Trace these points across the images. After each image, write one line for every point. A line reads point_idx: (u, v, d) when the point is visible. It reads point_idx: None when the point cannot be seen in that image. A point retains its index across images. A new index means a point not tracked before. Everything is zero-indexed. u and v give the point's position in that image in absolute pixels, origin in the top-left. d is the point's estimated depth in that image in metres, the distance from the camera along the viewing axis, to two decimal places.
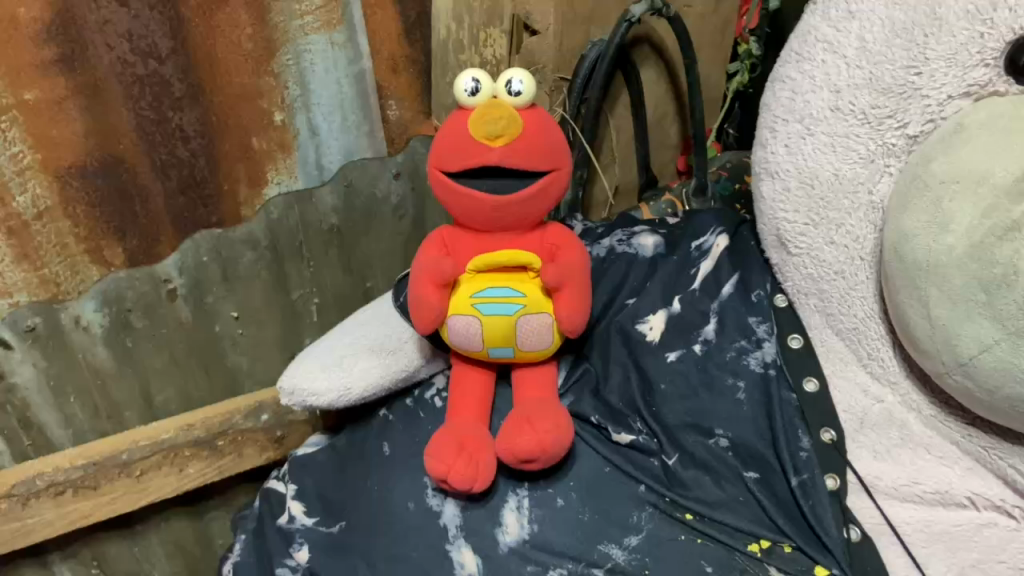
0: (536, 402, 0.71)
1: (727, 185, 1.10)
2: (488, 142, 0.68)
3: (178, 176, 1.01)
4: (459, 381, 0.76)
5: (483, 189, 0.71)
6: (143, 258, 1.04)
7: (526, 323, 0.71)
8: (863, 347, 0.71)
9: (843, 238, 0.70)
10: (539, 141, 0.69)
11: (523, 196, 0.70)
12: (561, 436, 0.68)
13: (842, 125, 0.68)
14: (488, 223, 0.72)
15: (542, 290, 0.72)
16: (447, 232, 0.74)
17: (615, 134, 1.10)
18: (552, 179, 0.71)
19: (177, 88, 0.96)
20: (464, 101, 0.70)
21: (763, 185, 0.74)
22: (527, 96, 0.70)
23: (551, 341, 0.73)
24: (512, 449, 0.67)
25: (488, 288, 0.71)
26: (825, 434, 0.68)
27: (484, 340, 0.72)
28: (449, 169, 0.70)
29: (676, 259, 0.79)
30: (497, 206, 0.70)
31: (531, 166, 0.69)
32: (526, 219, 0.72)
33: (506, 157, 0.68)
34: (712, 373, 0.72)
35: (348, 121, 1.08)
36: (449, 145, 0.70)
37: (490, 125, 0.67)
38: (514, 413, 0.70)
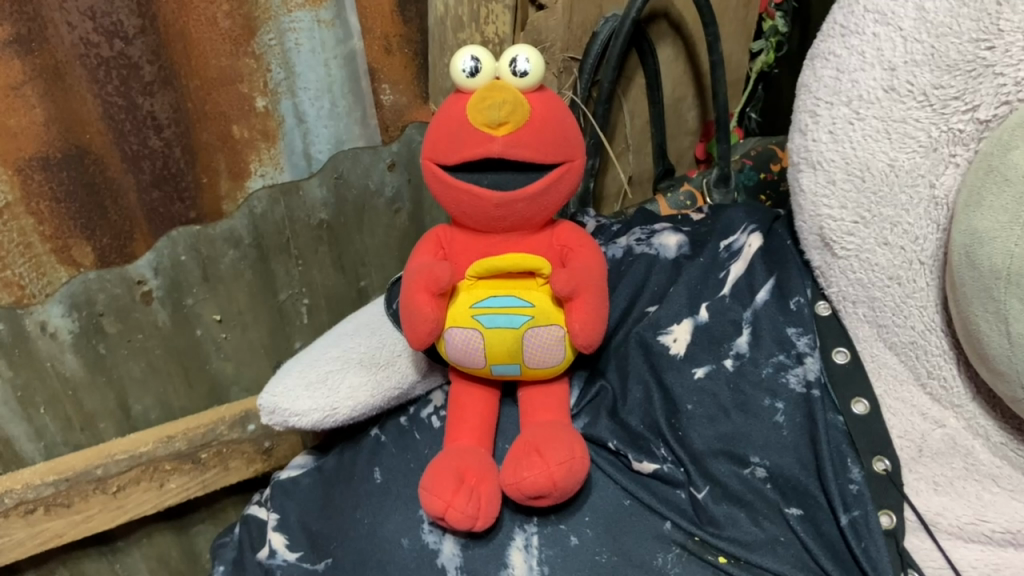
0: (546, 426, 0.62)
1: (752, 175, 1.01)
2: (489, 130, 0.59)
3: (151, 168, 0.92)
4: (458, 400, 0.67)
5: (484, 184, 0.62)
6: (115, 258, 0.95)
7: (535, 337, 0.62)
8: (922, 364, 0.62)
9: (898, 238, 0.61)
10: (548, 130, 0.60)
11: (530, 193, 0.61)
12: (575, 468, 0.59)
13: (898, 109, 0.59)
14: (490, 222, 0.63)
15: (552, 298, 0.63)
16: (444, 232, 0.67)
17: (629, 119, 1.01)
18: (562, 173, 0.62)
19: (146, 71, 0.86)
20: (462, 83, 0.61)
21: (803, 178, 0.65)
22: (535, 78, 0.61)
23: (562, 357, 0.64)
24: (521, 482, 0.59)
25: (490, 297, 0.62)
26: (878, 463, 0.60)
27: (485, 356, 0.63)
28: (446, 161, 0.61)
29: (703, 261, 0.70)
30: (500, 203, 0.61)
31: (539, 158, 0.60)
32: (533, 217, 0.63)
33: (511, 148, 0.59)
34: (746, 393, 0.64)
35: (337, 107, 0.99)
36: (445, 135, 0.61)
37: (491, 111, 0.58)
38: (521, 439, 0.62)
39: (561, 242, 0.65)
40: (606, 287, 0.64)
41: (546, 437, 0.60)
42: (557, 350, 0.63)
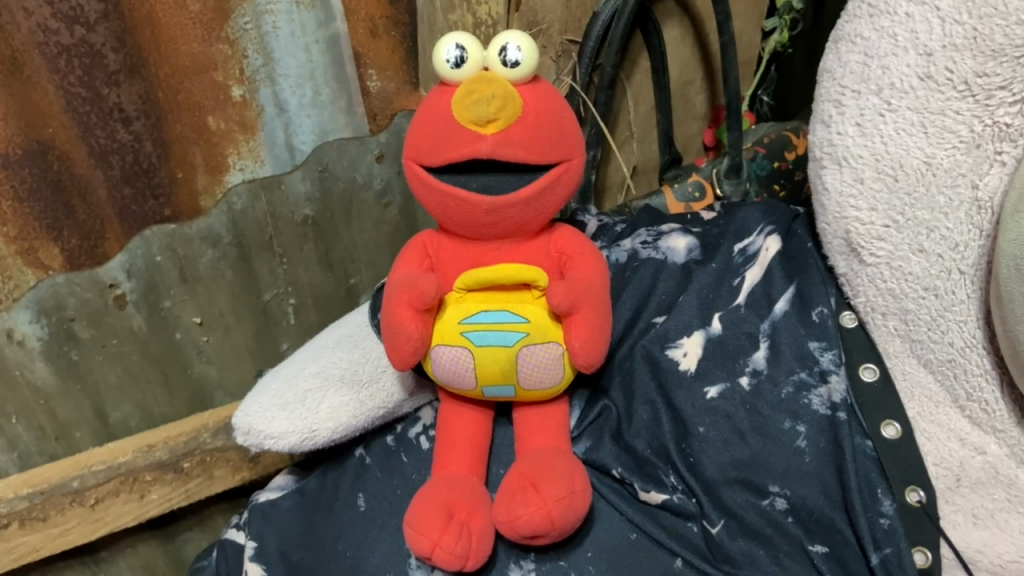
0: (543, 454, 0.57)
1: (765, 164, 0.94)
2: (477, 128, 0.53)
3: (121, 163, 0.86)
4: (448, 422, 0.62)
5: (473, 187, 0.56)
6: (85, 259, 0.89)
7: (530, 355, 0.56)
8: (961, 385, 0.55)
9: (935, 244, 0.55)
10: (542, 127, 0.54)
11: (524, 196, 0.55)
12: (575, 504, 0.54)
13: (935, 99, 0.53)
14: (480, 229, 0.57)
15: (548, 312, 0.57)
16: (430, 238, 0.61)
17: (633, 105, 0.95)
18: (559, 174, 0.56)
19: (111, 60, 0.80)
20: (446, 75, 0.55)
21: (826, 175, 0.58)
22: (528, 68, 0.54)
23: (561, 377, 0.58)
24: (517, 519, 0.53)
25: (481, 312, 0.56)
26: (912, 494, 0.54)
27: (476, 377, 0.57)
28: (430, 162, 0.55)
29: (715, 266, 0.63)
30: (491, 209, 0.55)
31: (533, 159, 0.54)
32: (528, 223, 0.57)
33: (501, 148, 0.53)
34: (763, 414, 0.58)
35: (321, 95, 0.93)
36: (429, 134, 0.55)
37: (477, 108, 0.52)
38: (516, 468, 0.56)
39: (559, 249, 0.59)
40: (610, 300, 0.58)
41: (543, 469, 0.54)
42: (555, 370, 0.57)
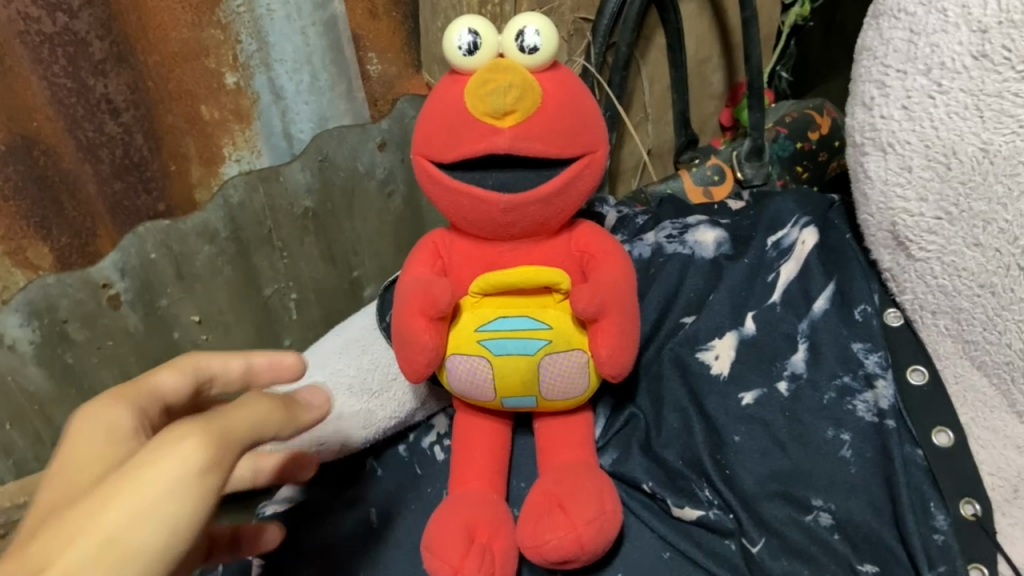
0: (568, 471, 0.54)
1: (787, 145, 0.89)
2: (494, 121, 0.48)
3: (111, 157, 0.81)
4: (464, 434, 0.58)
5: (488, 185, 0.51)
6: (76, 259, 0.85)
7: (552, 364, 0.52)
8: (1018, 389, 0.50)
9: (992, 238, 0.50)
10: (564, 119, 0.50)
11: (544, 193, 0.50)
12: (606, 526, 0.51)
13: (991, 80, 0.48)
14: (497, 229, 0.52)
15: (572, 318, 0.53)
16: (441, 238, 0.56)
17: (648, 86, 0.90)
18: (581, 168, 0.51)
19: (97, 48, 0.75)
20: (458, 63, 0.50)
21: (869, 162, 0.55)
22: (547, 54, 0.50)
23: (585, 386, 0.54)
24: (545, 544, 0.50)
25: (498, 319, 0.52)
26: (967, 507, 0.50)
27: (494, 388, 0.53)
28: (442, 158, 0.51)
29: (747, 262, 0.61)
30: (509, 207, 0.50)
31: (554, 153, 0.50)
32: (549, 221, 0.53)
33: (520, 142, 0.48)
34: (805, 422, 0.54)
35: (319, 81, 0.88)
36: (439, 128, 0.51)
37: (494, 99, 0.47)
38: (541, 488, 0.53)
39: (581, 248, 0.55)
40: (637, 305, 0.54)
41: (571, 489, 0.52)
42: (579, 380, 0.53)
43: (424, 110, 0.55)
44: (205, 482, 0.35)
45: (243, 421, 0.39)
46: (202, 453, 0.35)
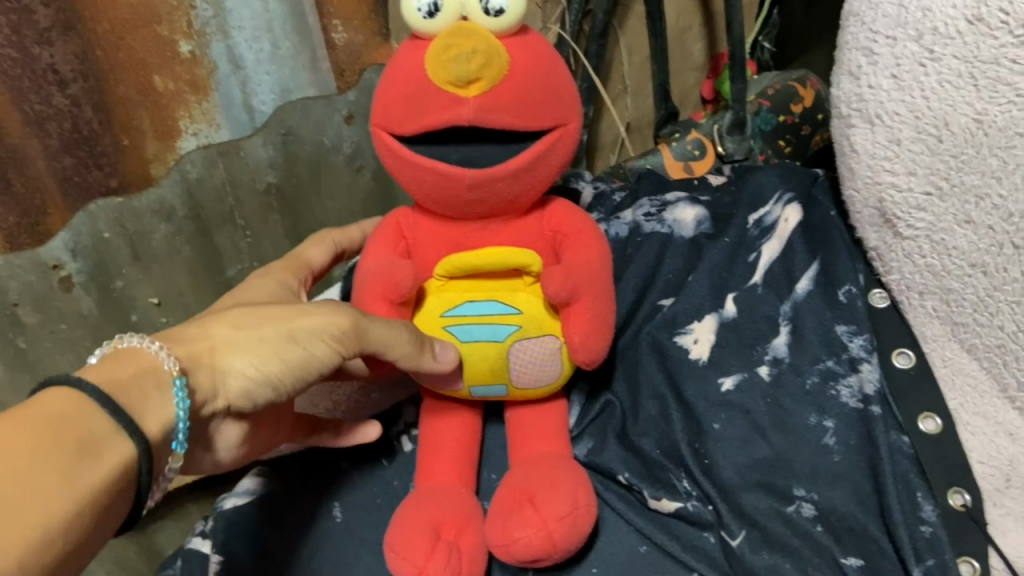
0: (542, 464, 0.51)
1: (769, 119, 0.87)
2: (457, 90, 0.45)
3: (59, 131, 0.77)
4: (431, 427, 0.55)
5: (454, 160, 0.48)
6: (26, 239, 0.80)
7: (521, 351, 0.50)
8: (1010, 373, 0.48)
9: (985, 215, 0.47)
10: (533, 87, 0.46)
11: (513, 169, 0.47)
12: (581, 520, 0.49)
13: (986, 46, 0.45)
14: (463, 207, 0.49)
15: (542, 302, 0.51)
16: (404, 218, 0.53)
17: (626, 56, 0.87)
18: (553, 142, 0.48)
19: (41, 15, 0.71)
20: (418, 28, 0.46)
21: (856, 135, 0.52)
22: (514, 17, 0.46)
23: (558, 373, 0.52)
24: (522, 538, 0.47)
25: (466, 304, 0.51)
26: (956, 497, 0.47)
27: (461, 376, 0.51)
28: (403, 131, 0.47)
29: (729, 241, 0.59)
30: (475, 183, 0.47)
31: (523, 125, 0.46)
32: (518, 200, 0.49)
33: (486, 113, 0.45)
34: (787, 408, 0.52)
35: (280, 49, 0.84)
36: (399, 97, 0.47)
37: (456, 66, 0.44)
38: (514, 480, 0.51)
39: (554, 228, 0.52)
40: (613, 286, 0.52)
41: (543, 483, 0.49)
42: (552, 368, 0.51)
43: (385, 79, 0.51)
44: (336, 347, 0.48)
45: (380, 335, 0.48)
46: (342, 327, 0.47)
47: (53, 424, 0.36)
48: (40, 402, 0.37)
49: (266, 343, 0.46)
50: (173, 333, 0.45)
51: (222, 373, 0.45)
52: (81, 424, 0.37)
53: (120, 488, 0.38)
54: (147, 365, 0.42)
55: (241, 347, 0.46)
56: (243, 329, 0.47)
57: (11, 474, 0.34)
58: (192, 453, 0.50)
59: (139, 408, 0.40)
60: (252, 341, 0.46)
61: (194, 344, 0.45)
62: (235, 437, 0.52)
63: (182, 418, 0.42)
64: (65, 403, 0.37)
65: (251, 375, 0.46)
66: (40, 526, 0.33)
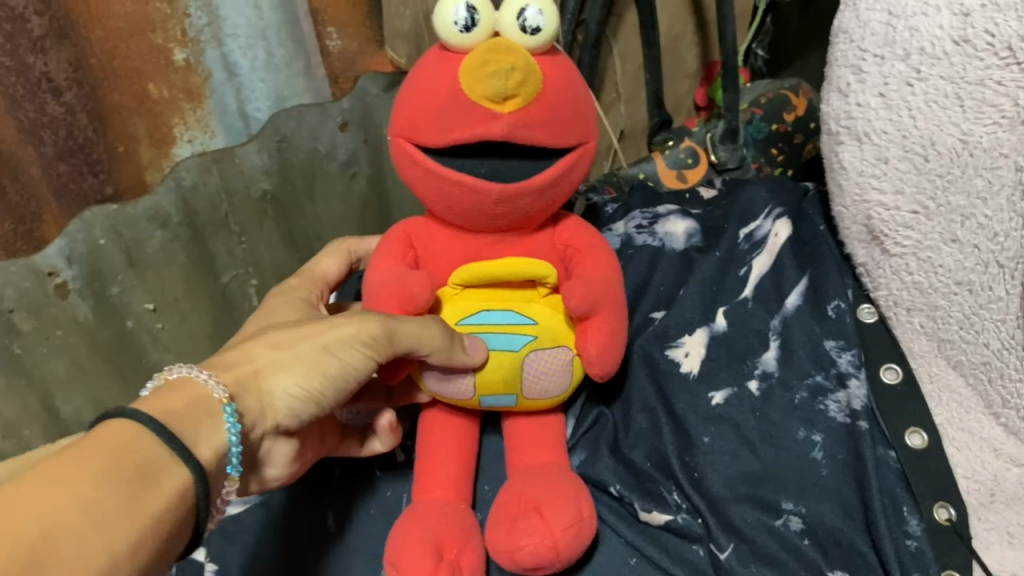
0: (541, 474, 0.52)
1: (762, 127, 0.87)
2: (493, 105, 0.45)
3: (54, 139, 0.77)
4: (431, 438, 0.56)
5: (481, 173, 0.48)
6: (21, 245, 0.82)
7: (537, 362, 0.51)
8: (995, 390, 0.49)
9: (970, 234, 0.48)
10: (562, 106, 0.47)
11: (539, 184, 0.48)
12: (584, 530, 0.50)
13: (973, 67, 0.47)
14: (485, 220, 0.50)
15: (556, 314, 0.52)
16: (415, 227, 0.53)
17: (619, 66, 0.88)
18: (574, 159, 0.49)
19: (35, 24, 0.72)
20: (452, 40, 0.46)
21: (844, 153, 0.52)
22: (548, 35, 0.47)
23: (568, 385, 0.53)
24: (526, 550, 0.48)
25: (482, 313, 0.52)
26: (941, 512, 0.48)
27: (475, 386, 0.52)
28: (431, 142, 0.47)
29: (720, 254, 0.60)
30: (502, 197, 0.48)
31: (551, 142, 0.47)
32: (536, 215, 0.50)
33: (519, 129, 0.46)
34: (774, 422, 0.53)
35: (275, 57, 0.83)
36: (428, 110, 0.47)
37: (495, 83, 0.44)
38: (513, 491, 0.51)
39: (565, 242, 0.53)
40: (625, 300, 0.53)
41: (547, 492, 0.50)
42: (564, 379, 0.51)
43: (404, 87, 0.51)
44: (371, 355, 0.49)
45: (411, 334, 0.49)
46: (373, 333, 0.49)
47: (115, 454, 0.38)
48: (101, 434, 0.39)
49: (307, 360, 0.49)
50: (220, 360, 0.48)
51: (268, 393, 0.48)
52: (144, 455, 0.39)
53: (180, 515, 0.39)
54: (199, 396, 0.44)
55: (282, 367, 0.48)
56: (283, 350, 0.49)
57: (76, 506, 0.35)
58: (248, 475, 0.53)
59: (196, 436, 0.42)
60: (294, 361, 0.49)
61: (239, 368, 0.47)
62: (288, 452, 0.54)
63: (235, 441, 0.44)
64: (125, 434, 0.39)
65: (295, 392, 0.48)
66: (106, 553, 0.35)
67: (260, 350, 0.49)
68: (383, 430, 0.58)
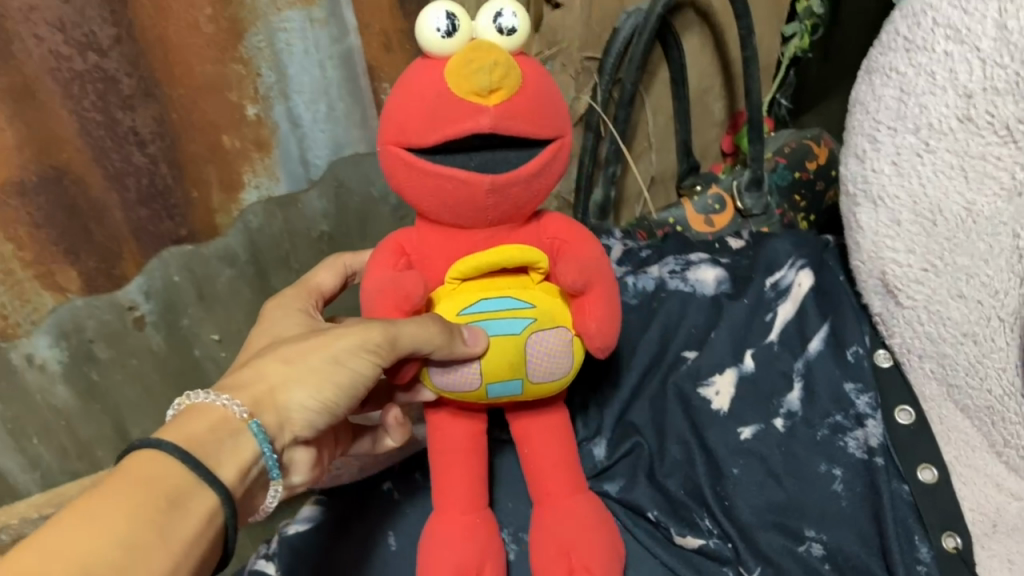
0: (570, 514, 0.58)
1: (786, 175, 0.93)
2: (479, 100, 0.49)
3: (137, 186, 0.83)
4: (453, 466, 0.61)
5: (472, 166, 0.52)
6: (102, 282, 0.86)
7: (538, 343, 0.54)
8: (997, 431, 0.55)
9: (975, 291, 0.54)
10: (541, 99, 0.52)
11: (527, 173, 0.52)
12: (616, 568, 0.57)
13: (975, 143, 0.53)
14: (478, 213, 0.53)
15: (550, 298, 0.55)
16: (403, 236, 0.57)
17: (652, 117, 0.94)
18: (557, 149, 0.53)
19: (125, 85, 0.77)
20: (436, 46, 0.50)
21: (861, 214, 0.58)
22: (521, 37, 0.52)
23: (569, 365, 0.56)
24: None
25: (481, 302, 0.54)
26: (949, 541, 0.53)
27: (480, 374, 0.54)
28: (419, 143, 0.51)
29: (747, 302, 0.66)
30: (494, 187, 0.51)
31: (534, 131, 0.51)
32: (525, 205, 0.54)
33: (505, 120, 0.50)
34: (799, 457, 0.59)
35: (335, 110, 0.89)
36: (419, 112, 0.50)
37: (481, 77, 0.48)
38: (547, 534, 0.57)
39: (551, 235, 0.57)
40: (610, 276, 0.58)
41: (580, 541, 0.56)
42: (566, 358, 0.54)
43: (388, 102, 0.55)
44: (377, 360, 0.53)
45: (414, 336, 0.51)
46: (378, 340, 0.52)
47: (143, 488, 0.41)
48: (130, 465, 0.43)
49: (317, 373, 0.52)
50: (233, 381, 0.51)
51: (285, 408, 0.51)
52: (174, 482, 0.42)
53: (209, 536, 0.43)
54: (218, 419, 0.47)
55: (295, 380, 0.52)
56: (293, 364, 0.52)
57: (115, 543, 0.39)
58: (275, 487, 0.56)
59: (221, 457, 0.45)
60: (304, 374, 0.52)
61: (255, 387, 0.50)
62: (308, 459, 0.57)
63: (267, 451, 0.48)
64: (152, 464, 0.42)
65: (309, 403, 0.52)
66: None
67: (268, 367, 0.52)
68: (393, 425, 0.66)
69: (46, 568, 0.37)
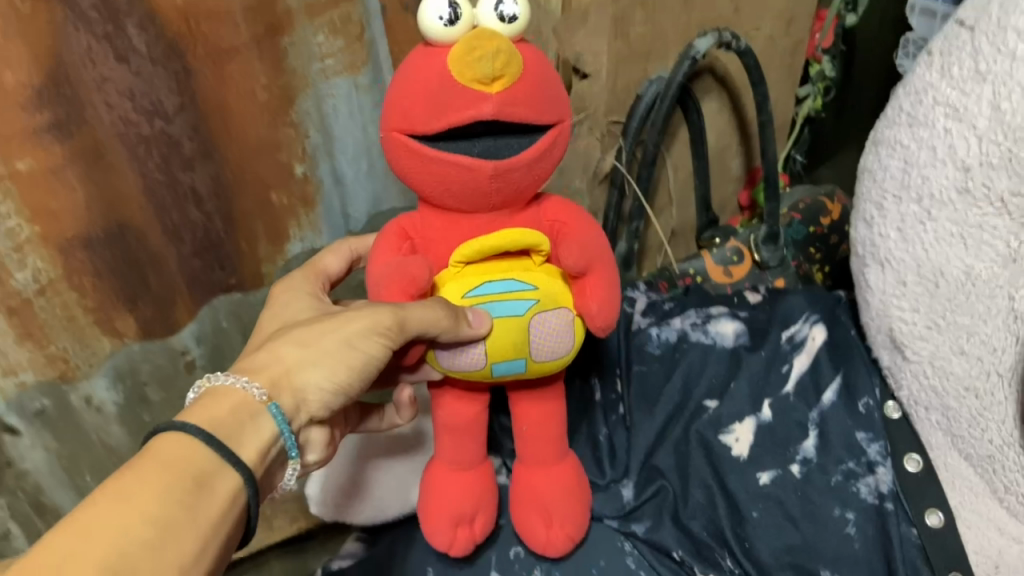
0: (553, 479, 0.64)
1: (801, 229, 0.99)
2: (482, 88, 0.50)
3: (192, 238, 0.84)
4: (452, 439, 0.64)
5: (475, 153, 0.53)
6: (159, 328, 0.85)
7: (541, 323, 0.56)
8: (998, 478, 0.59)
9: (975, 348, 0.59)
10: (540, 87, 0.53)
11: (527, 160, 0.54)
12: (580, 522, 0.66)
13: (973, 213, 0.57)
14: (480, 198, 0.55)
15: (551, 279, 0.58)
16: (407, 220, 0.59)
17: (672, 173, 1.00)
18: (555, 135, 0.55)
19: (187, 147, 0.79)
20: (437, 34, 0.51)
21: (870, 274, 0.63)
22: (521, 23, 0.53)
23: (570, 346, 0.59)
24: (546, 551, 0.66)
25: (486, 285, 0.57)
26: None
27: (486, 354, 0.56)
28: (423, 130, 0.52)
29: (765, 354, 0.71)
30: (497, 173, 0.53)
31: (534, 118, 0.53)
32: (526, 188, 0.56)
33: (506, 108, 0.51)
34: (815, 502, 0.63)
35: (375, 165, 0.94)
36: (421, 98, 0.51)
37: (483, 64, 0.50)
38: (530, 492, 0.65)
39: (551, 218, 0.59)
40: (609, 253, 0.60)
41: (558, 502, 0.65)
42: (567, 335, 0.57)
43: (390, 89, 0.56)
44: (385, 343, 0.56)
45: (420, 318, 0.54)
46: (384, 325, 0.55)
47: (171, 468, 0.45)
48: (161, 446, 0.47)
49: (333, 355, 0.56)
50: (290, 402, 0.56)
51: (301, 388, 0.55)
52: (200, 464, 0.47)
53: (234, 511, 0.47)
54: (239, 402, 0.51)
55: (311, 364, 0.56)
56: (309, 347, 0.56)
57: (146, 521, 0.42)
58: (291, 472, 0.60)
59: (243, 437, 0.50)
60: (320, 357, 0.56)
61: (273, 371, 0.55)
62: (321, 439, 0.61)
63: (284, 432, 0.53)
64: (181, 448, 0.47)
65: (325, 385, 0.56)
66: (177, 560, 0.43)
67: (287, 351, 0.56)
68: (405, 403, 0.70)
69: (85, 543, 0.40)
